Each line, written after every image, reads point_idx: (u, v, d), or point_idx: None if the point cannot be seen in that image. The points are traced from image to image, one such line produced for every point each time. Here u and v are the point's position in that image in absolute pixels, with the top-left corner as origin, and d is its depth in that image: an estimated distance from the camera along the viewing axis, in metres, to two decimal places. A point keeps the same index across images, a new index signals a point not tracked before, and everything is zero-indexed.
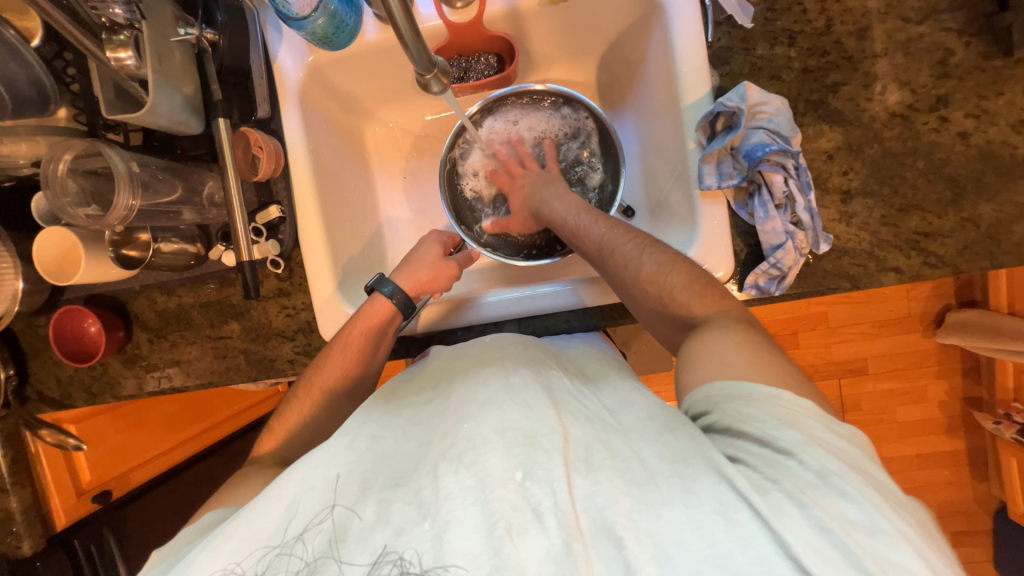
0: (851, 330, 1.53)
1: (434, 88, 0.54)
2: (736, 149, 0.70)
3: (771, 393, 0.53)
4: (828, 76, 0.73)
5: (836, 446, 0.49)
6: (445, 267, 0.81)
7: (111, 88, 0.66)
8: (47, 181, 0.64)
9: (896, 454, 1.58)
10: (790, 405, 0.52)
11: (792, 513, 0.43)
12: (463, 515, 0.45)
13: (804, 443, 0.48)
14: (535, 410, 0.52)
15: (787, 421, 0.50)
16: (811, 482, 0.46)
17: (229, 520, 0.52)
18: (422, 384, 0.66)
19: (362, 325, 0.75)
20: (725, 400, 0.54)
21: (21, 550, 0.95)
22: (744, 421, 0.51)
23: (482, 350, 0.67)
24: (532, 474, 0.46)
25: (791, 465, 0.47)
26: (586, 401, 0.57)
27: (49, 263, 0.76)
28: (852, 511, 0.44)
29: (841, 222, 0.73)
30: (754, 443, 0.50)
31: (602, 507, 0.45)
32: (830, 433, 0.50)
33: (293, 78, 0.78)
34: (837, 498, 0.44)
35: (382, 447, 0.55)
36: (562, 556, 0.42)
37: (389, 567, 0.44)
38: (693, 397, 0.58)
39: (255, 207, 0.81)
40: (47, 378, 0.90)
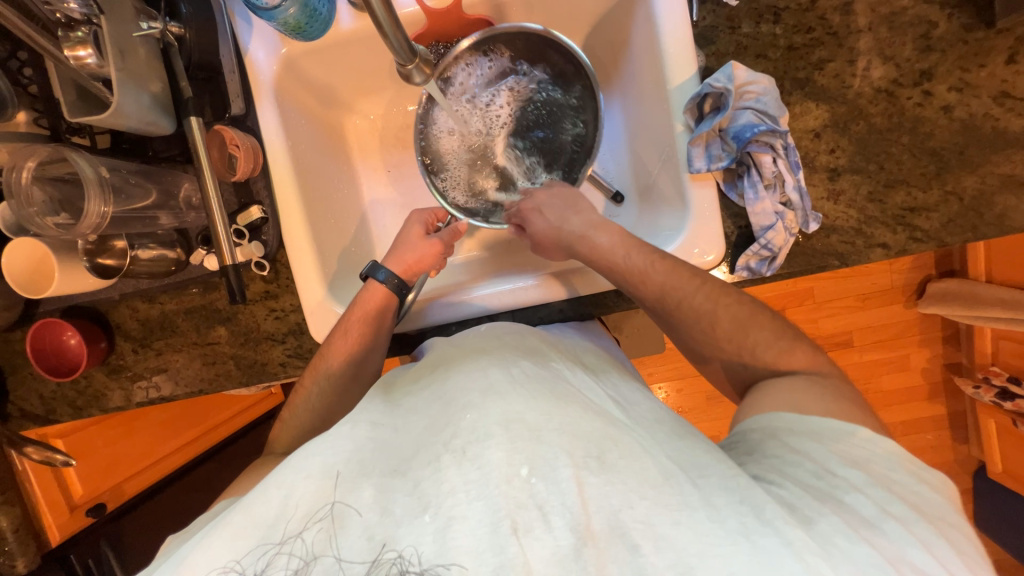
0: (837, 304, 1.56)
1: (416, 79, 0.52)
2: (724, 131, 0.69)
3: (841, 430, 0.56)
4: (814, 52, 0.72)
5: (910, 492, 0.51)
6: (429, 247, 0.80)
7: (72, 90, 0.62)
8: (10, 190, 0.61)
9: (882, 421, 1.63)
10: (867, 444, 0.54)
11: (844, 545, 0.44)
12: (468, 510, 0.45)
13: (870, 484, 0.50)
14: (541, 403, 0.52)
15: (853, 462, 0.53)
16: (867, 519, 0.47)
17: (223, 517, 0.51)
18: (421, 371, 0.65)
19: (360, 312, 0.74)
20: (787, 432, 0.57)
21: (16, 569, 0.92)
22: (803, 451, 0.54)
23: (478, 339, 0.66)
24: (538, 470, 0.47)
25: (850, 498, 0.49)
26: (586, 391, 0.57)
27: (19, 274, 0.73)
28: (912, 553, 0.45)
29: (829, 200, 0.73)
30: (808, 469, 0.52)
31: (616, 510, 0.45)
32: (904, 478, 0.52)
33: (267, 71, 0.75)
34: (901, 542, 0.45)
35: (382, 436, 0.54)
36: (569, 559, 0.43)
37: (389, 567, 0.44)
38: (749, 426, 0.61)
39: (235, 208, 0.79)
40: (28, 393, 0.88)
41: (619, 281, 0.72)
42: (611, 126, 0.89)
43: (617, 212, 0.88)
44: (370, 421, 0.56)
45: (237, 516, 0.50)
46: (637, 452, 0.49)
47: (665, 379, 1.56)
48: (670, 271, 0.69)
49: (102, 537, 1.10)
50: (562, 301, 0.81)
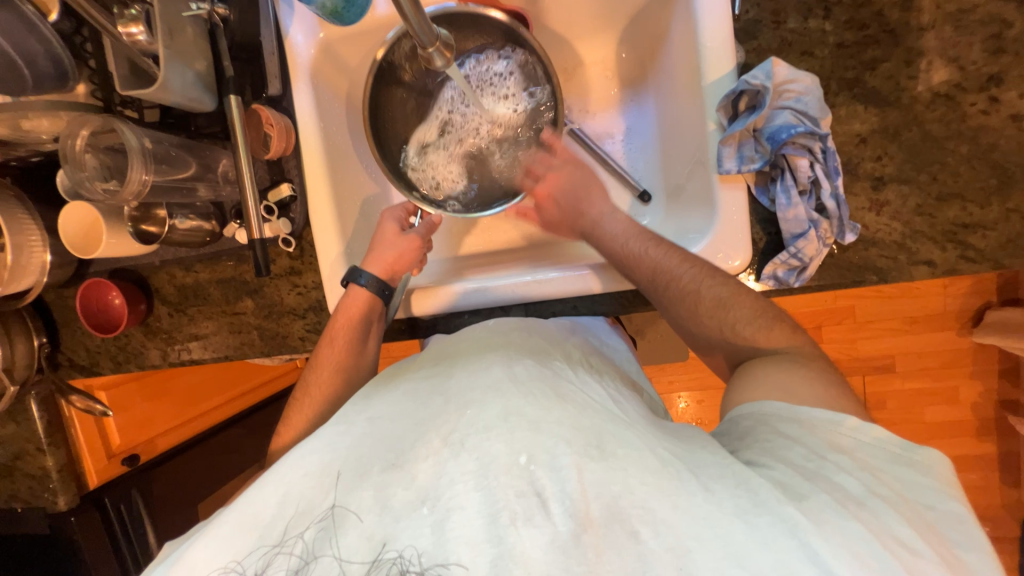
0: (880, 326, 1.46)
1: (438, 63, 0.52)
2: (759, 131, 0.66)
3: (829, 420, 0.52)
4: (866, 51, 0.67)
5: (901, 478, 0.49)
6: (408, 242, 0.78)
7: (125, 65, 0.66)
8: (66, 156, 0.66)
9: None
10: (855, 436, 0.51)
11: (832, 520, 0.43)
12: (465, 502, 0.45)
13: (855, 469, 0.48)
14: (540, 396, 0.52)
15: (840, 449, 0.50)
16: (855, 498, 0.46)
17: (221, 515, 0.53)
18: (423, 363, 0.66)
19: (344, 318, 0.76)
20: (778, 419, 0.54)
21: (58, 505, 1.01)
22: (793, 437, 0.51)
23: (484, 335, 0.67)
24: (537, 457, 0.46)
25: (837, 479, 0.47)
26: (590, 391, 0.56)
27: (73, 237, 0.79)
28: (897, 527, 0.44)
29: (871, 210, 0.68)
30: (796, 451, 0.50)
31: (616, 497, 0.44)
32: (898, 466, 0.49)
33: (305, 54, 0.77)
34: (886, 517, 0.44)
35: (383, 427, 0.54)
36: (568, 545, 0.43)
37: (388, 567, 0.44)
38: (740, 414, 0.58)
39: (267, 184, 0.82)
40: (77, 345, 0.95)
41: (616, 263, 0.72)
42: (642, 123, 0.86)
43: (643, 212, 0.85)
44: (365, 416, 0.57)
45: (236, 515, 0.52)
46: (639, 445, 0.48)
47: (685, 389, 1.51)
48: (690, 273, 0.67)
49: (134, 485, 1.13)
50: (576, 297, 0.80)
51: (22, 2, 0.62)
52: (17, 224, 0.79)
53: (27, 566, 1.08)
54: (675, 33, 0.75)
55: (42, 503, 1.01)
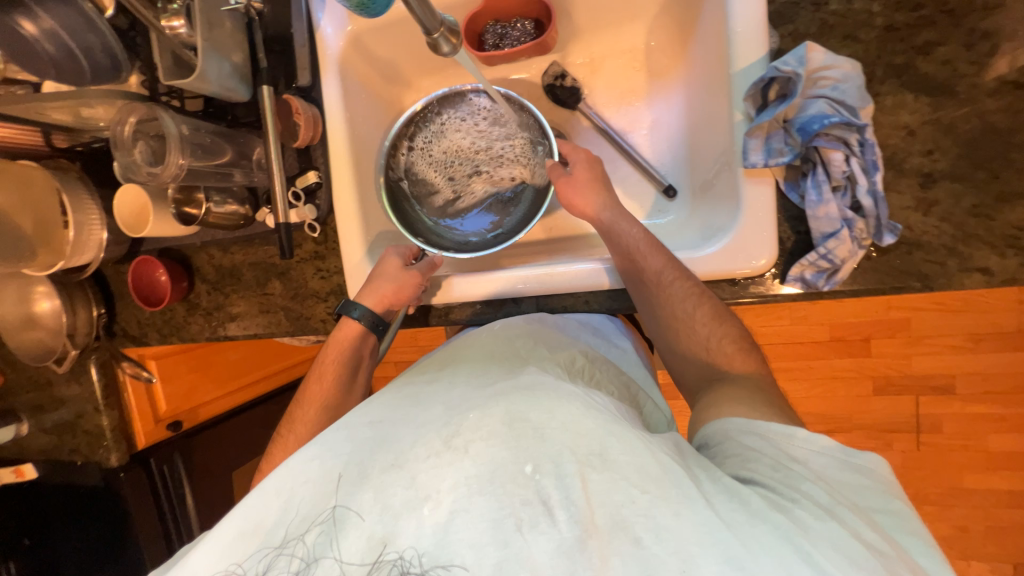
0: (937, 341, 1.33)
1: (444, 49, 0.52)
2: (790, 122, 0.62)
3: (783, 431, 0.52)
4: (920, 34, 0.61)
5: (855, 485, 0.48)
6: (408, 277, 0.77)
7: (168, 57, 0.71)
8: (117, 140, 0.73)
9: (980, 486, 1.38)
10: (805, 444, 0.50)
11: (816, 526, 0.42)
12: (468, 505, 0.44)
13: (817, 478, 0.47)
14: (542, 400, 0.51)
15: (798, 457, 0.49)
16: (824, 507, 0.44)
17: (223, 518, 0.52)
18: (428, 366, 0.69)
19: (335, 350, 0.79)
20: (739, 433, 0.53)
21: (110, 461, 1.11)
22: (755, 448, 0.50)
23: (492, 338, 0.69)
24: (542, 467, 0.45)
25: (804, 489, 0.46)
26: (593, 394, 0.54)
27: (126, 216, 0.86)
28: (863, 534, 0.42)
29: (917, 210, 0.62)
30: (763, 464, 0.48)
31: (619, 505, 0.43)
32: (849, 472, 0.48)
33: (334, 46, 0.80)
34: (852, 525, 0.43)
35: (382, 429, 0.53)
36: (574, 550, 0.42)
37: (389, 568, 0.43)
38: (706, 432, 0.56)
39: (295, 172, 0.85)
40: (129, 317, 1.04)
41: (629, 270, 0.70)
42: (669, 114, 0.83)
43: (667, 208, 0.83)
44: (365, 417, 0.57)
45: (239, 519, 0.51)
46: (630, 445, 0.46)
47: None
48: (678, 287, 0.66)
49: (177, 449, 1.23)
50: (588, 292, 0.78)
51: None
52: (79, 203, 0.87)
53: (82, 516, 1.19)
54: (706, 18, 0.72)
55: (97, 458, 1.11)
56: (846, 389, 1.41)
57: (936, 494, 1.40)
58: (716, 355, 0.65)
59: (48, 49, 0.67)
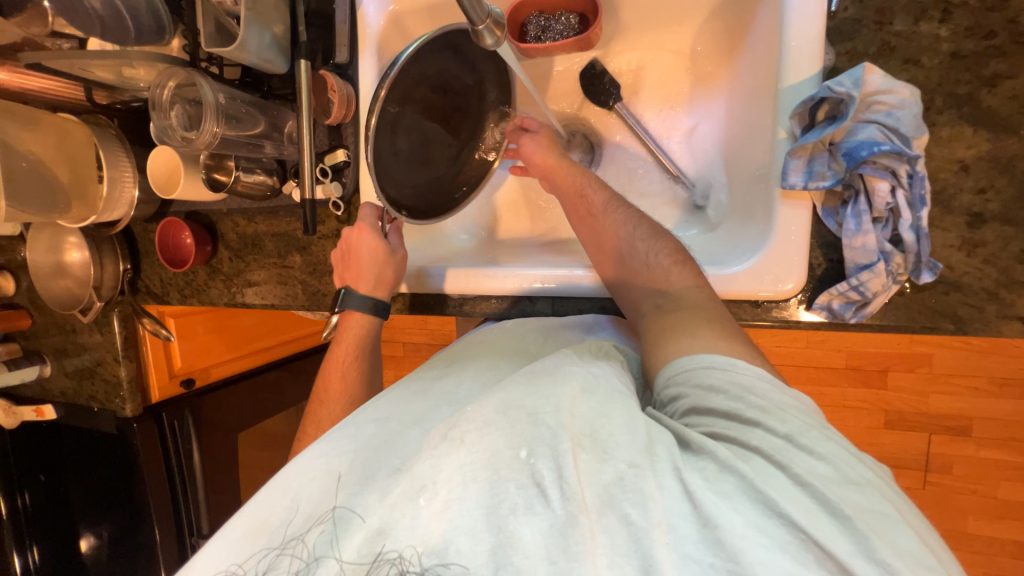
0: (960, 381, 1.29)
1: (488, 41, 0.50)
2: (836, 145, 0.59)
3: (724, 364, 0.50)
4: (988, 64, 0.57)
5: (797, 406, 0.46)
6: (396, 260, 0.80)
7: (212, 24, 0.71)
8: (155, 103, 0.73)
9: (986, 533, 1.34)
10: (746, 374, 0.49)
11: (778, 476, 0.41)
12: (463, 492, 0.44)
13: (766, 408, 0.46)
14: (538, 385, 0.50)
15: (744, 389, 0.47)
16: (782, 447, 0.43)
17: (230, 521, 0.53)
18: (436, 363, 0.72)
19: (340, 350, 0.80)
20: (690, 376, 0.51)
21: (125, 411, 1.15)
22: (708, 395, 0.48)
23: (502, 335, 0.72)
24: (536, 450, 0.45)
25: (758, 432, 0.44)
26: (597, 373, 0.53)
27: (158, 176, 0.88)
28: (822, 468, 0.42)
29: (961, 249, 0.59)
30: (720, 416, 0.47)
31: (605, 482, 0.43)
32: (786, 394, 0.47)
33: (375, 25, 0.80)
34: (811, 459, 0.42)
35: (385, 427, 0.55)
36: (565, 528, 0.42)
37: (388, 567, 0.43)
38: (659, 380, 0.54)
39: (325, 149, 0.86)
40: (153, 275, 1.07)
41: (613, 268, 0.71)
42: (709, 123, 0.80)
43: (696, 220, 0.80)
44: (370, 416, 0.58)
45: (247, 520, 0.52)
46: (621, 424, 0.46)
47: None
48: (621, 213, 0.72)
49: (188, 406, 1.26)
50: (605, 298, 0.77)
51: None
52: (114, 159, 0.89)
53: (95, 460, 1.24)
54: (758, 28, 0.69)
55: (113, 406, 1.16)
56: (856, 420, 1.38)
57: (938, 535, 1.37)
58: (655, 272, 0.66)
59: (96, 6, 0.68)
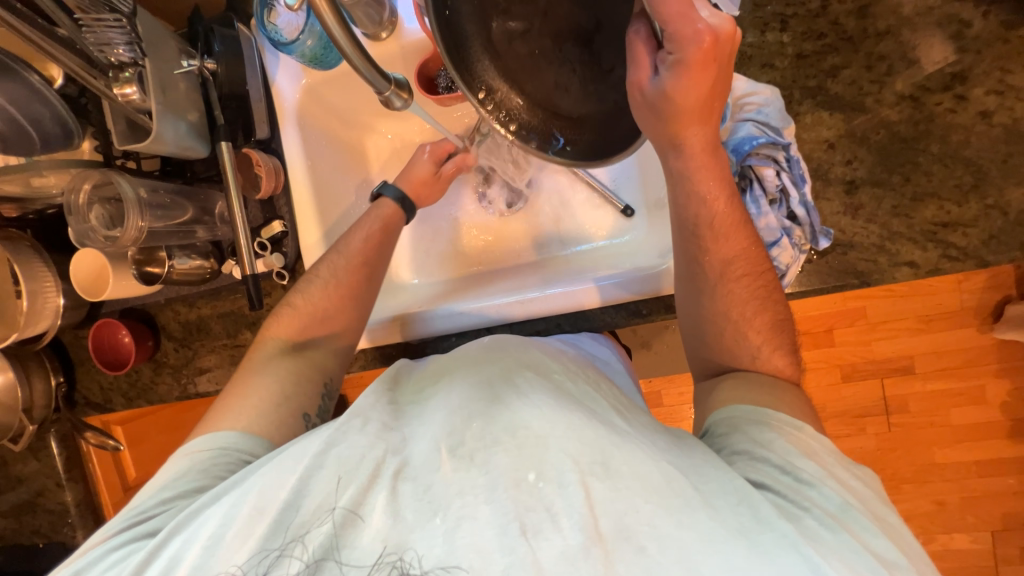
0: (895, 325, 1.41)
1: (396, 104, 0.53)
2: (725, 143, 0.68)
3: (793, 424, 0.55)
4: (826, 60, 0.68)
5: (853, 486, 0.51)
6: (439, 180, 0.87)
7: (123, 122, 0.72)
8: (71, 209, 0.72)
9: (951, 460, 1.45)
10: (812, 440, 0.54)
11: (827, 537, 0.45)
12: (476, 513, 0.45)
13: (824, 476, 0.50)
14: (549, 412, 0.50)
15: (806, 452, 0.52)
16: (835, 513, 0.47)
17: (229, 502, 0.50)
18: (427, 373, 0.64)
19: (381, 223, 0.81)
20: (748, 423, 0.56)
21: (76, 539, 1.03)
22: (771, 446, 0.52)
23: (482, 351, 0.64)
24: (545, 475, 0.46)
25: (812, 494, 0.49)
26: (589, 400, 0.56)
27: (83, 280, 0.84)
28: (874, 543, 0.46)
29: (846, 215, 0.68)
30: (776, 468, 0.51)
31: (622, 515, 0.44)
32: (849, 473, 0.52)
33: (290, 98, 0.84)
34: (861, 532, 0.47)
35: (385, 427, 0.52)
36: (578, 557, 0.43)
37: (389, 569, 0.44)
38: (716, 415, 0.59)
39: (260, 223, 0.86)
40: (91, 383, 1.00)
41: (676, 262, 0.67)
42: None
43: (627, 227, 0.87)
44: (371, 416, 0.53)
45: (250, 499, 0.49)
46: (636, 459, 0.47)
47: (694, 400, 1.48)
48: (740, 284, 0.64)
49: None
50: (559, 315, 0.82)
51: (30, 72, 0.67)
52: (32, 273, 0.84)
53: None
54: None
55: (61, 537, 1.04)
56: (817, 380, 1.48)
57: (911, 472, 1.47)
58: (707, 286, 0.64)
59: None
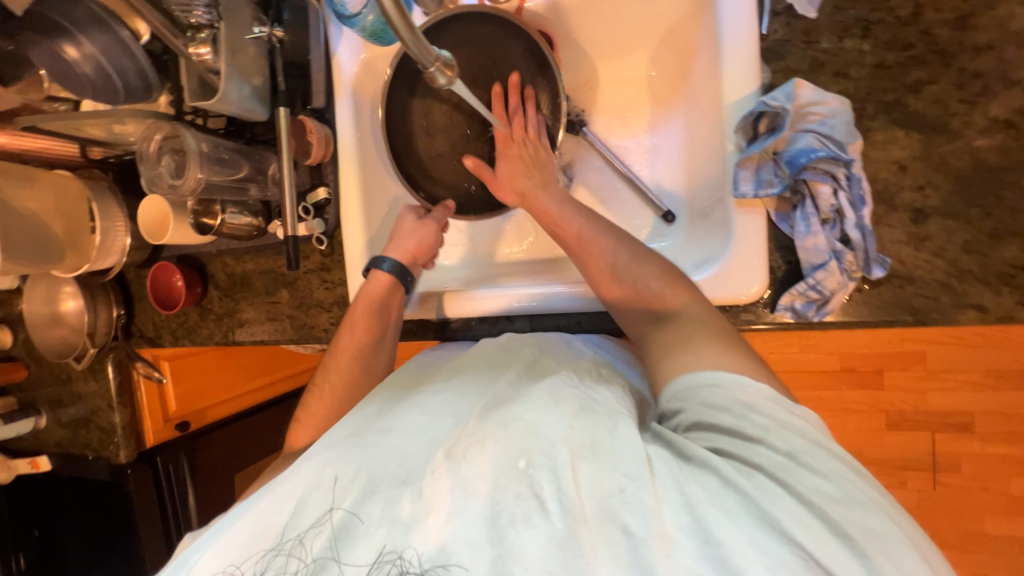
0: (954, 376, 1.29)
1: (440, 81, 0.54)
2: (780, 154, 0.63)
3: (731, 382, 0.51)
4: (911, 73, 0.62)
5: (798, 427, 0.49)
6: (426, 229, 0.82)
7: (195, 80, 0.77)
8: (143, 155, 0.80)
9: (1003, 533, 1.31)
10: (753, 392, 0.51)
11: (780, 494, 0.44)
12: (464, 507, 0.47)
13: (770, 427, 0.48)
14: (540, 402, 0.53)
15: (747, 408, 0.50)
16: (780, 464, 0.46)
17: (234, 522, 0.55)
18: (437, 374, 0.69)
19: (363, 303, 0.81)
20: (692, 395, 0.53)
21: (118, 457, 1.13)
22: (717, 413, 0.50)
23: (496, 350, 0.70)
24: (534, 461, 0.48)
25: (759, 451, 0.47)
26: (591, 388, 0.56)
27: (148, 223, 0.91)
28: (820, 486, 0.44)
29: (909, 244, 0.62)
30: (724, 434, 0.49)
31: (607, 496, 0.46)
32: (791, 415, 0.49)
33: (349, 71, 0.85)
34: (806, 477, 0.45)
35: (387, 428, 0.56)
36: (565, 540, 0.44)
37: (388, 568, 0.47)
38: (663, 390, 0.56)
39: (307, 187, 0.90)
40: (146, 319, 1.09)
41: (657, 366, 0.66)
42: (669, 142, 0.83)
43: (665, 232, 0.82)
44: (373, 426, 0.58)
45: (251, 523, 0.54)
46: (625, 437, 0.48)
47: None
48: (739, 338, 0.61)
49: (183, 449, 1.28)
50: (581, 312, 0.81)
51: (121, 27, 0.73)
52: (107, 211, 0.93)
53: (89, 508, 1.22)
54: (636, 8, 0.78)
55: (106, 453, 1.15)
56: (855, 423, 1.37)
57: (954, 538, 1.34)
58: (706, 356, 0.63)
59: (87, 71, 0.73)
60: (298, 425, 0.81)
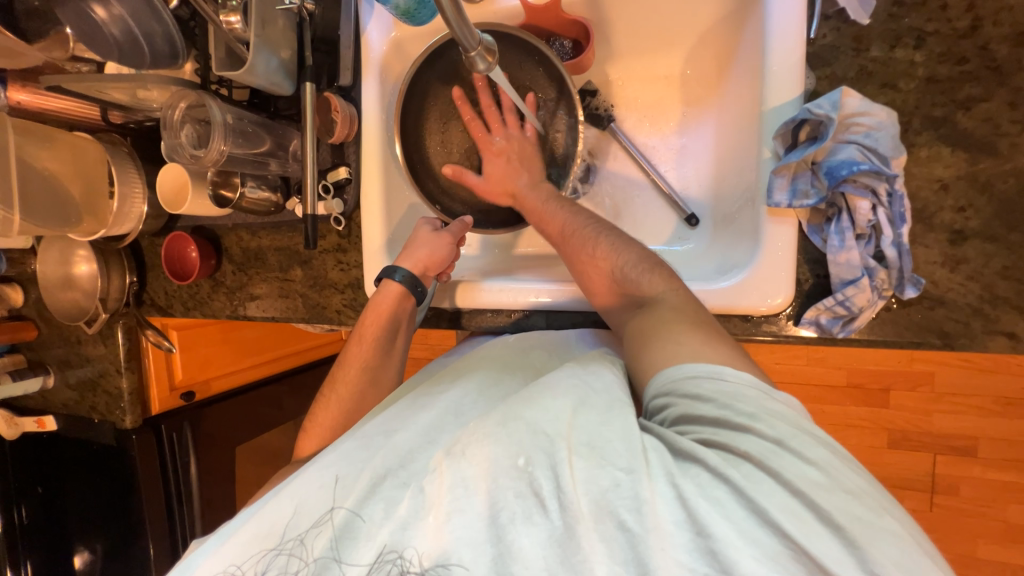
0: (963, 400, 1.28)
1: (480, 66, 0.53)
2: (818, 164, 0.61)
3: (713, 371, 0.50)
4: (962, 88, 0.59)
5: (785, 412, 0.47)
6: (439, 241, 0.80)
7: (223, 49, 0.76)
8: (166, 123, 0.77)
9: (998, 558, 1.30)
10: (737, 379, 0.50)
11: (769, 483, 0.44)
12: (464, 505, 0.48)
13: (757, 413, 0.47)
14: (537, 399, 0.53)
15: (731, 397, 0.48)
16: (767, 453, 0.45)
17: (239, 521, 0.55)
18: (444, 376, 0.71)
19: (374, 314, 0.80)
20: (679, 384, 0.51)
21: (124, 422, 1.15)
22: (705, 399, 0.49)
23: (508, 347, 0.73)
24: (533, 458, 0.48)
25: (749, 439, 0.46)
26: (593, 383, 0.56)
27: (166, 192, 0.91)
28: (807, 473, 0.43)
29: (944, 266, 0.60)
30: (710, 424, 0.48)
31: (604, 492, 0.46)
32: (777, 401, 0.48)
33: (377, 50, 0.84)
34: (794, 464, 0.44)
35: (390, 431, 0.58)
36: (564, 538, 0.46)
37: (389, 567, 0.48)
38: (652, 383, 0.54)
39: (328, 166, 0.89)
40: (158, 287, 1.09)
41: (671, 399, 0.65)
42: (698, 143, 0.81)
43: (687, 236, 0.81)
44: (375, 428, 0.59)
45: (253, 523, 0.54)
46: (620, 432, 0.49)
47: None
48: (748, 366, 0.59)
49: (187, 418, 1.26)
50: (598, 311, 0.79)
51: None
52: (126, 176, 0.92)
53: (91, 471, 1.23)
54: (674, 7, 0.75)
55: (113, 417, 1.16)
56: (859, 439, 1.36)
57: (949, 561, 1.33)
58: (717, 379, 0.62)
59: (115, 33, 0.72)
60: (304, 436, 0.80)
